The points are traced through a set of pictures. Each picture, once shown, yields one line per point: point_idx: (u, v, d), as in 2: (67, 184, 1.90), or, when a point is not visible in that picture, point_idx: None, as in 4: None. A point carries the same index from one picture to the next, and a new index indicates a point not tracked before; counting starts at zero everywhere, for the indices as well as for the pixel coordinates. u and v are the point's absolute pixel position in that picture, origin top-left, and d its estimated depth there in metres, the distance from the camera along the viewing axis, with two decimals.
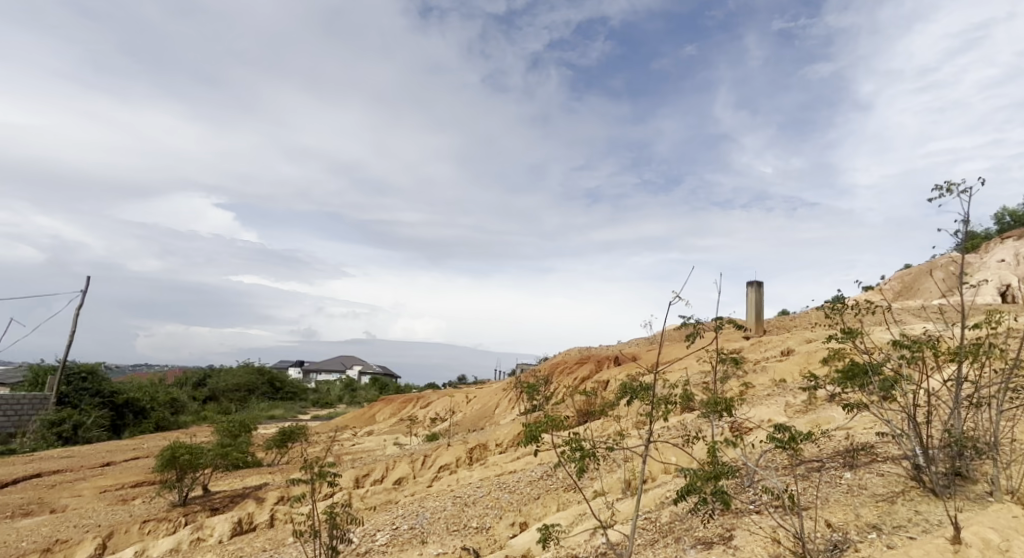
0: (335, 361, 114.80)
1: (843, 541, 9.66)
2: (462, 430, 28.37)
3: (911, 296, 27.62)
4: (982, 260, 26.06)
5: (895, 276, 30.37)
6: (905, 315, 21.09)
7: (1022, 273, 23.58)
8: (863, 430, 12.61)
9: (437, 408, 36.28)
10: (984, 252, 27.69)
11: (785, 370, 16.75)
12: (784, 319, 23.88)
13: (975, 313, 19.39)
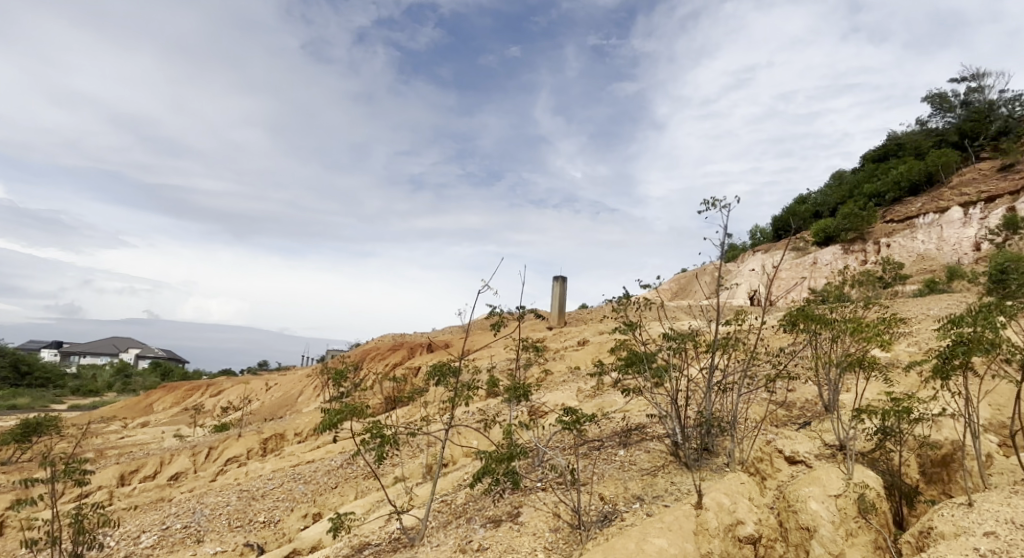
0: (107, 344, 99.91)
1: (612, 512, 10.76)
2: (258, 421, 26.61)
3: (684, 296, 31.73)
4: (740, 268, 30.62)
5: (672, 278, 34.38)
6: (678, 312, 24.22)
7: (766, 281, 28.25)
8: (637, 412, 14.21)
9: (229, 396, 33.56)
10: (740, 260, 32.75)
11: (580, 358, 18.23)
12: (582, 312, 25.87)
13: (729, 312, 22.79)
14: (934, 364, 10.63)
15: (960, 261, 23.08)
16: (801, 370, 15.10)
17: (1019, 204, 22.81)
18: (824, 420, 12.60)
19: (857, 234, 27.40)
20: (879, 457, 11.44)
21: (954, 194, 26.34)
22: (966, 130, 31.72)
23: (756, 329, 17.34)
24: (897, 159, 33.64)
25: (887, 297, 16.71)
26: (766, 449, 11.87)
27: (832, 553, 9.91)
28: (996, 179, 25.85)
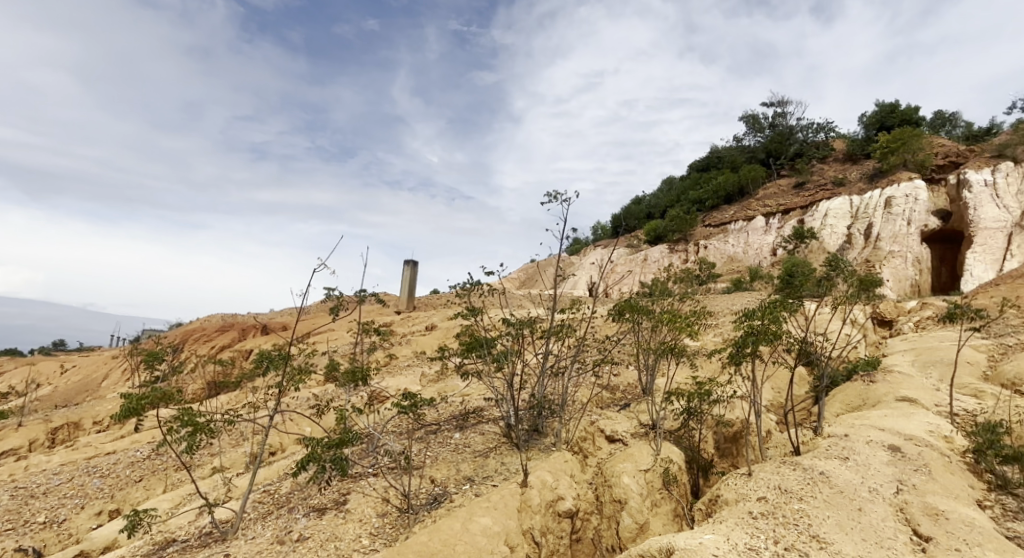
0: None
1: (442, 494, 10.86)
2: (46, 408, 23.31)
3: (531, 284, 32.99)
4: (581, 260, 32.38)
5: (522, 268, 35.63)
6: (521, 299, 25.11)
7: (604, 274, 30.25)
8: (476, 396, 14.57)
9: (12, 379, 28.95)
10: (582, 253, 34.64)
11: (425, 343, 18.23)
12: (431, 297, 25.79)
13: (566, 301, 24.08)
14: (730, 351, 12.15)
15: (760, 264, 26.01)
16: (626, 356, 16.44)
17: (806, 218, 25.74)
18: (641, 402, 14.01)
19: (682, 235, 30.33)
20: (683, 434, 12.92)
21: (759, 204, 29.57)
22: (771, 150, 35.99)
23: (590, 318, 18.47)
24: (718, 172, 37.43)
25: (699, 292, 18.58)
26: (590, 429, 12.85)
27: (638, 523, 10.95)
28: (791, 194, 29.82)
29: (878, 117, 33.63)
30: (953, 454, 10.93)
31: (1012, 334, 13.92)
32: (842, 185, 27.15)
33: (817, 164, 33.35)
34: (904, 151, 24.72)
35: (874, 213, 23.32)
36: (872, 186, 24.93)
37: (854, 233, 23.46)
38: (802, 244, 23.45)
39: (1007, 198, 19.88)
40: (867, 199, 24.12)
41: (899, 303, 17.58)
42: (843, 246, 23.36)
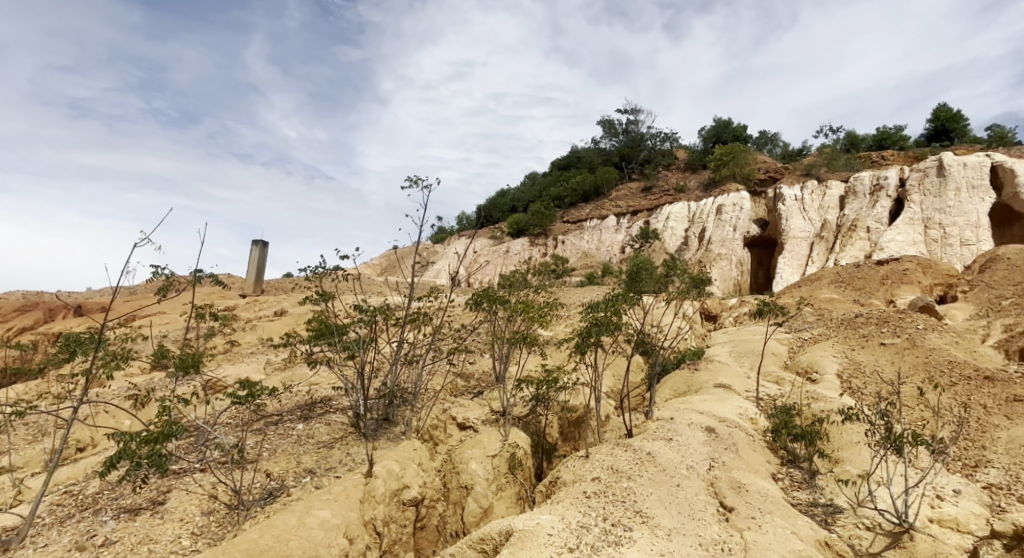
0: None
1: (278, 488, 10.30)
2: None
3: (393, 272, 32.42)
4: (444, 250, 32.38)
5: (383, 254, 34.88)
6: (378, 285, 24.63)
7: (467, 264, 30.61)
8: (324, 385, 14.05)
9: None
10: (446, 242, 34.57)
11: (273, 330, 17.26)
12: (282, 281, 24.39)
13: (423, 289, 24.03)
14: (576, 341, 12.83)
15: (610, 259, 27.68)
16: (479, 344, 16.77)
17: (652, 220, 27.93)
18: (493, 390, 14.37)
19: (542, 230, 31.44)
20: (531, 420, 13.47)
21: (612, 205, 31.43)
22: (623, 154, 38.58)
23: (446, 307, 18.53)
24: (577, 171, 39.25)
25: (552, 285, 19.41)
26: (441, 417, 12.95)
27: (482, 507, 11.25)
28: (640, 196, 32.21)
29: (715, 132, 37.32)
30: (757, 433, 12.49)
31: (807, 328, 16.16)
32: (683, 192, 29.75)
33: (662, 171, 36.29)
34: (734, 165, 27.59)
35: (707, 218, 25.85)
36: (708, 194, 27.50)
37: (691, 236, 25.88)
38: (646, 244, 25.57)
39: (810, 212, 22.88)
40: (703, 205, 26.63)
41: (723, 300, 19.68)
42: (681, 247, 25.66)
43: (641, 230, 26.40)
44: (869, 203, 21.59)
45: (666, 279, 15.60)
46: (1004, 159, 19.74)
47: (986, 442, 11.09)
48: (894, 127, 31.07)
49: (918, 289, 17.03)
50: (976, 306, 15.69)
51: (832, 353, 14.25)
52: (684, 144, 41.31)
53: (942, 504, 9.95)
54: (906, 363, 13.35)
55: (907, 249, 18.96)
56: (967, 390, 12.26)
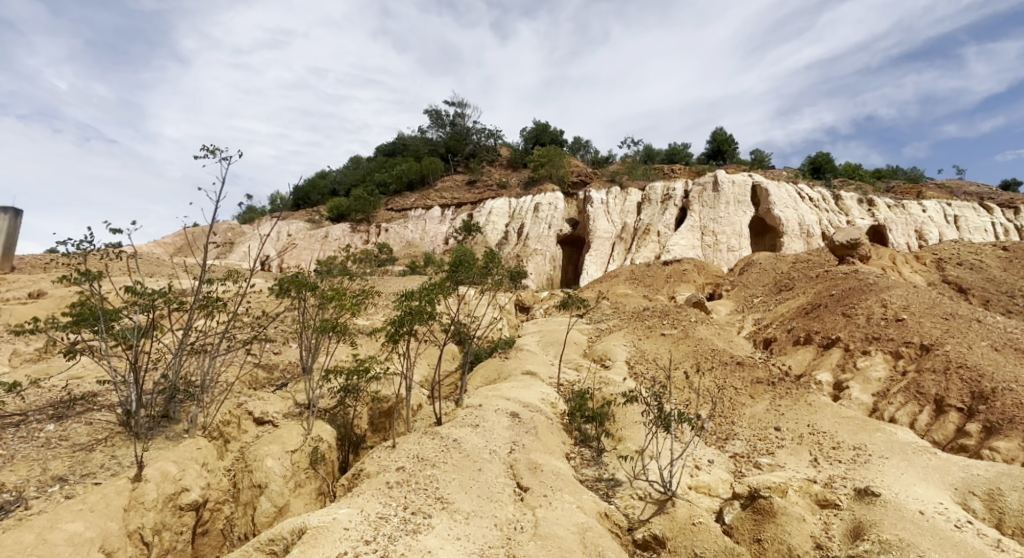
0: None
1: (14, 501, 8.64)
2: None
3: (191, 254, 29.04)
4: (255, 230, 29.82)
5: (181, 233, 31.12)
6: (170, 267, 22.11)
7: (280, 248, 28.67)
8: (89, 380, 12.19)
9: None
10: (257, 223, 31.74)
11: (24, 314, 14.59)
12: (42, 257, 20.61)
13: (222, 272, 21.96)
14: (389, 331, 12.55)
15: (434, 250, 27.84)
16: (281, 332, 15.80)
17: (475, 213, 28.66)
18: (298, 381, 13.57)
19: (365, 216, 30.65)
20: (338, 412, 13.00)
21: (438, 196, 31.50)
22: (449, 146, 38.81)
23: (246, 293, 17.09)
24: (403, 159, 38.79)
25: (369, 273, 18.91)
26: (235, 412, 11.91)
27: (277, 506, 10.56)
28: (465, 189, 32.90)
29: (535, 133, 39.39)
30: (555, 417, 13.38)
31: (604, 320, 17.66)
32: (504, 187, 30.83)
33: (486, 166, 37.26)
34: (551, 167, 29.36)
35: (526, 215, 27.08)
36: (527, 192, 28.84)
37: (510, 230, 26.99)
38: (470, 236, 26.18)
39: (614, 215, 25.11)
40: (522, 202, 27.86)
41: (536, 293, 20.78)
42: (501, 241, 26.64)
43: (464, 222, 26.90)
44: (660, 210, 24.23)
45: (479, 271, 16.00)
46: (761, 180, 23.38)
47: (735, 417, 13.12)
48: (684, 145, 35.48)
49: (694, 288, 19.59)
50: (735, 303, 18.42)
51: (623, 342, 15.80)
52: (507, 142, 42.98)
53: (698, 472, 11.55)
54: (680, 350, 15.27)
55: (688, 252, 21.61)
56: (723, 374, 14.35)
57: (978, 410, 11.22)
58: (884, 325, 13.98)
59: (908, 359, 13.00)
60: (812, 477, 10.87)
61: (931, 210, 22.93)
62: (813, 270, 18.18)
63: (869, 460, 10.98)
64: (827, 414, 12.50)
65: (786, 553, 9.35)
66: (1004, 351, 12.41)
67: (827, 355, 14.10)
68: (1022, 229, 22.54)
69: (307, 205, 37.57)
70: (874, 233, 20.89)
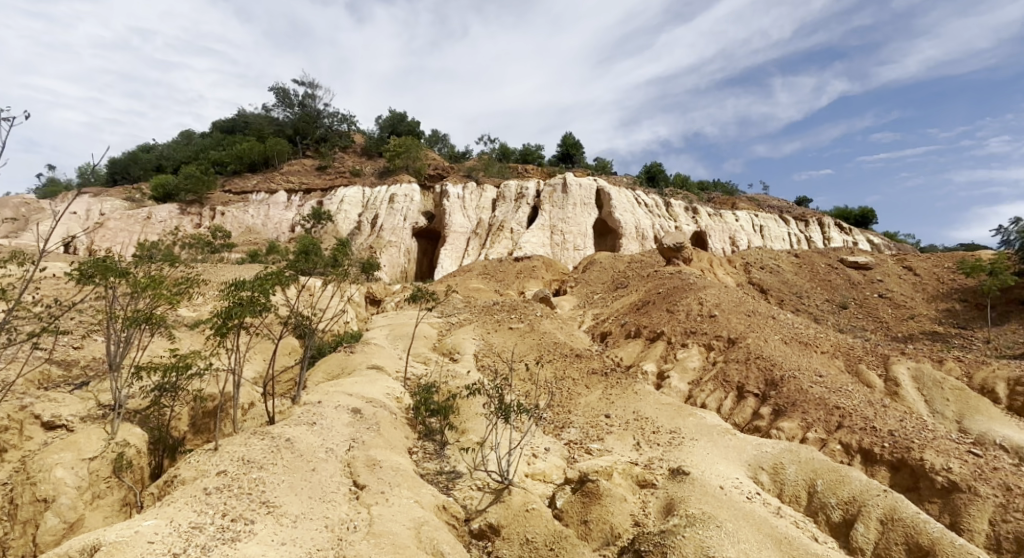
0: None
1: None
2: None
3: None
4: (55, 208, 25.87)
5: None
6: None
7: (89, 228, 25.21)
8: None
9: None
10: (60, 199, 27.63)
11: None
12: None
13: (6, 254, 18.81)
14: (215, 324, 11.46)
15: (278, 238, 26.31)
16: (79, 324, 13.88)
17: (325, 201, 27.39)
18: (103, 380, 12.04)
19: (196, 197, 27.74)
20: (152, 413, 11.70)
21: (282, 179, 29.78)
22: (298, 128, 36.71)
23: (36, 279, 14.84)
24: (243, 137, 35.94)
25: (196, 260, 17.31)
26: (16, 416, 10.18)
27: (67, 522, 9.19)
28: (314, 174, 31.37)
29: (391, 122, 38.70)
30: (399, 411, 13.14)
31: (455, 314, 17.74)
32: (357, 176, 29.87)
33: (338, 153, 35.77)
34: (407, 157, 28.99)
35: (379, 206, 26.45)
36: (382, 182, 28.24)
37: (363, 220, 26.15)
38: (318, 225, 25.03)
39: (469, 210, 25.33)
40: (376, 193, 27.14)
41: (388, 286, 20.38)
42: (353, 231, 25.73)
43: (313, 210, 25.60)
44: (514, 208, 24.90)
45: (321, 261, 15.27)
46: (605, 184, 24.91)
47: (571, 406, 13.87)
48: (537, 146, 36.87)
49: (542, 284, 20.45)
50: (578, 298, 19.44)
51: (472, 336, 15.97)
52: (360, 129, 41.67)
53: (535, 460, 12.00)
54: (525, 343, 15.79)
55: (538, 250, 22.45)
56: (563, 365, 15.09)
57: (769, 395, 12.91)
58: (700, 321, 15.56)
59: (718, 351, 14.62)
60: (634, 460, 11.79)
61: (743, 219, 26.06)
62: (646, 270, 19.73)
63: (682, 442, 12.17)
64: (650, 401, 13.65)
65: (608, 532, 10.05)
66: (791, 343, 14.42)
67: (653, 348, 15.42)
68: (810, 240, 26.41)
69: (129, 182, 33.41)
70: (697, 238, 23.26)
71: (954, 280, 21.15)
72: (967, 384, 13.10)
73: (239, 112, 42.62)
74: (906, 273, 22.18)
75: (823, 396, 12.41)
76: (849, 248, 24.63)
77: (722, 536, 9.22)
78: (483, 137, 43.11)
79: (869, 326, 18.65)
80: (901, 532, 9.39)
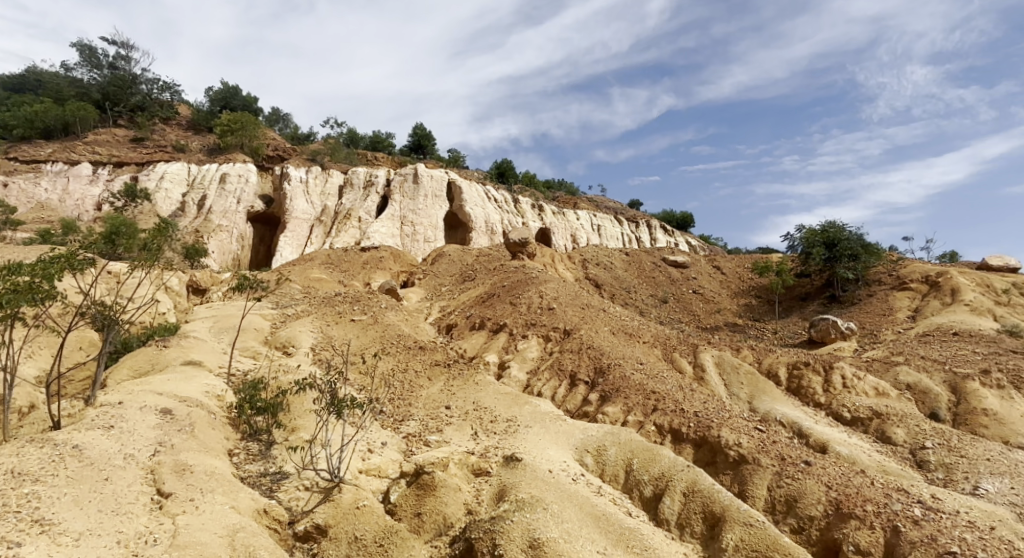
0: None
1: None
2: None
3: None
4: None
5: None
6: None
7: None
8: None
9: None
10: None
11: None
12: None
13: None
14: None
15: (79, 217, 22.97)
16: None
17: (141, 176, 24.42)
18: None
19: None
20: None
21: (85, 148, 26.02)
22: (108, 92, 32.36)
23: None
24: (36, 98, 30.86)
25: None
26: None
27: None
28: (127, 146, 27.85)
29: (223, 95, 35.66)
30: (220, 411, 12.07)
31: (292, 304, 16.74)
32: (182, 151, 27.13)
33: (159, 124, 32.05)
34: (242, 135, 26.85)
35: (208, 185, 24.24)
36: (211, 160, 25.91)
37: (188, 201, 23.74)
38: (132, 203, 22.34)
39: (313, 196, 24.06)
40: (204, 171, 24.89)
41: (215, 274, 18.69)
42: (175, 212, 23.26)
43: (125, 186, 22.79)
44: (362, 196, 24.09)
45: (125, 243, 13.55)
46: (456, 177, 25.02)
47: (411, 398, 13.71)
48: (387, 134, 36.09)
49: (388, 275, 20.04)
50: (425, 290, 19.34)
51: (310, 328, 15.17)
52: (186, 100, 37.82)
53: (370, 455, 11.66)
54: (367, 336, 15.36)
55: (387, 240, 21.95)
56: (406, 358, 14.89)
57: (598, 382, 13.82)
58: (540, 313, 16.24)
59: (555, 342, 15.35)
60: (471, 449, 11.94)
61: (584, 218, 27.70)
62: (493, 263, 20.14)
63: (518, 430, 12.59)
64: (490, 391, 13.95)
65: (441, 523, 10.07)
66: (619, 334, 15.57)
67: (495, 340, 15.82)
68: (640, 240, 28.85)
69: None
70: (542, 234, 24.29)
71: (755, 280, 24.32)
72: (758, 368, 15.10)
73: (29, 68, 36.48)
74: (717, 272, 25.09)
75: (642, 382, 13.55)
76: (671, 248, 27.30)
77: (547, 518, 9.62)
78: (328, 121, 41.26)
79: (685, 318, 20.79)
80: (699, 502, 10.52)
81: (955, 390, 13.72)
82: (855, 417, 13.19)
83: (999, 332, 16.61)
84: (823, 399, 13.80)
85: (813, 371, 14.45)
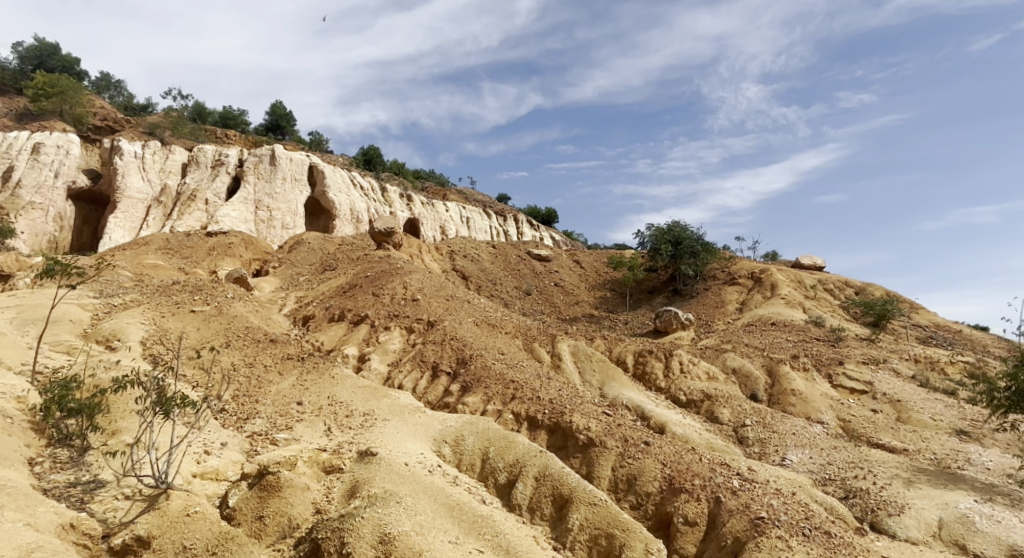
0: None
1: None
2: None
3: None
4: None
5: None
6: None
7: None
8: None
9: None
10: None
11: None
12: None
13: None
14: None
15: None
16: None
17: None
18: None
19: None
20: None
21: None
22: None
23: None
24: None
25: None
26: None
27: None
28: None
29: (37, 53, 31.08)
30: (20, 415, 10.39)
31: (119, 294, 15.00)
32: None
33: None
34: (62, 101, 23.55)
35: (17, 156, 21.01)
36: (21, 127, 22.47)
37: None
38: None
39: (150, 173, 21.74)
40: (11, 138, 21.54)
41: (22, 258, 16.28)
42: None
43: None
44: (210, 176, 22.17)
45: None
46: (318, 161, 23.80)
47: (259, 395, 12.85)
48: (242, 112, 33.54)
49: (238, 263, 18.68)
50: (280, 279, 18.24)
51: (140, 320, 13.66)
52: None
53: (207, 458, 10.75)
54: (209, 328, 14.14)
55: (239, 225, 20.40)
56: (254, 351, 13.95)
57: (459, 373, 13.88)
58: (403, 304, 15.96)
59: (417, 333, 15.17)
60: (322, 446, 11.42)
61: (454, 210, 27.67)
62: (355, 253, 19.50)
63: (374, 424, 12.27)
64: (347, 385, 13.46)
65: (285, 525, 9.53)
66: (481, 325, 15.73)
67: (355, 332, 15.32)
68: (508, 233, 29.45)
69: None
70: (410, 225, 23.90)
71: (611, 274, 25.83)
72: (609, 356, 16.02)
73: None
74: (578, 266, 26.30)
75: (502, 372, 13.82)
76: (536, 242, 28.17)
77: (400, 511, 9.42)
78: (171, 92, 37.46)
79: (546, 310, 21.57)
80: (550, 485, 10.92)
81: (771, 373, 15.54)
82: (690, 399, 14.43)
83: (806, 322, 19.09)
84: (663, 384, 14.96)
85: (656, 358, 15.63)
